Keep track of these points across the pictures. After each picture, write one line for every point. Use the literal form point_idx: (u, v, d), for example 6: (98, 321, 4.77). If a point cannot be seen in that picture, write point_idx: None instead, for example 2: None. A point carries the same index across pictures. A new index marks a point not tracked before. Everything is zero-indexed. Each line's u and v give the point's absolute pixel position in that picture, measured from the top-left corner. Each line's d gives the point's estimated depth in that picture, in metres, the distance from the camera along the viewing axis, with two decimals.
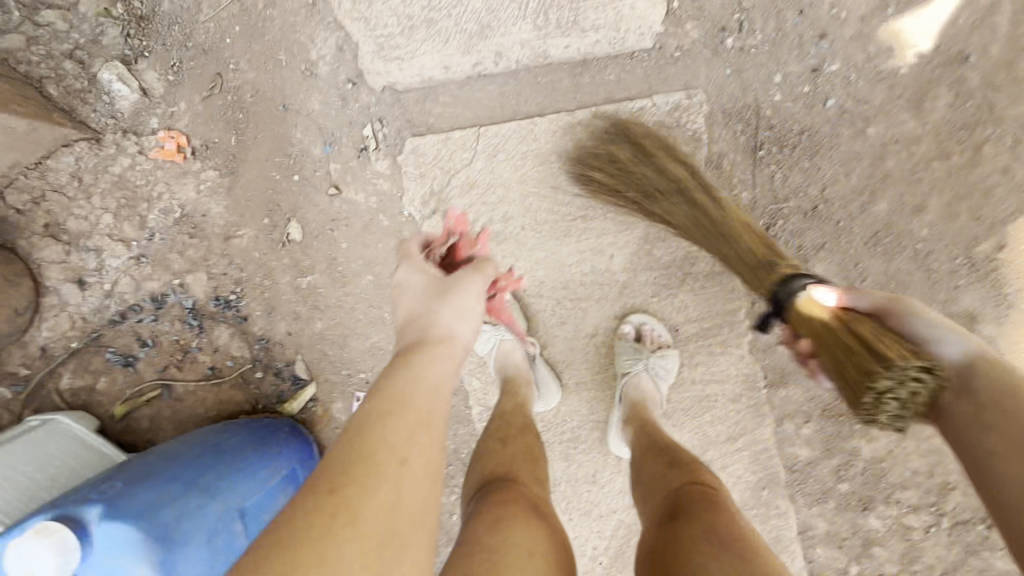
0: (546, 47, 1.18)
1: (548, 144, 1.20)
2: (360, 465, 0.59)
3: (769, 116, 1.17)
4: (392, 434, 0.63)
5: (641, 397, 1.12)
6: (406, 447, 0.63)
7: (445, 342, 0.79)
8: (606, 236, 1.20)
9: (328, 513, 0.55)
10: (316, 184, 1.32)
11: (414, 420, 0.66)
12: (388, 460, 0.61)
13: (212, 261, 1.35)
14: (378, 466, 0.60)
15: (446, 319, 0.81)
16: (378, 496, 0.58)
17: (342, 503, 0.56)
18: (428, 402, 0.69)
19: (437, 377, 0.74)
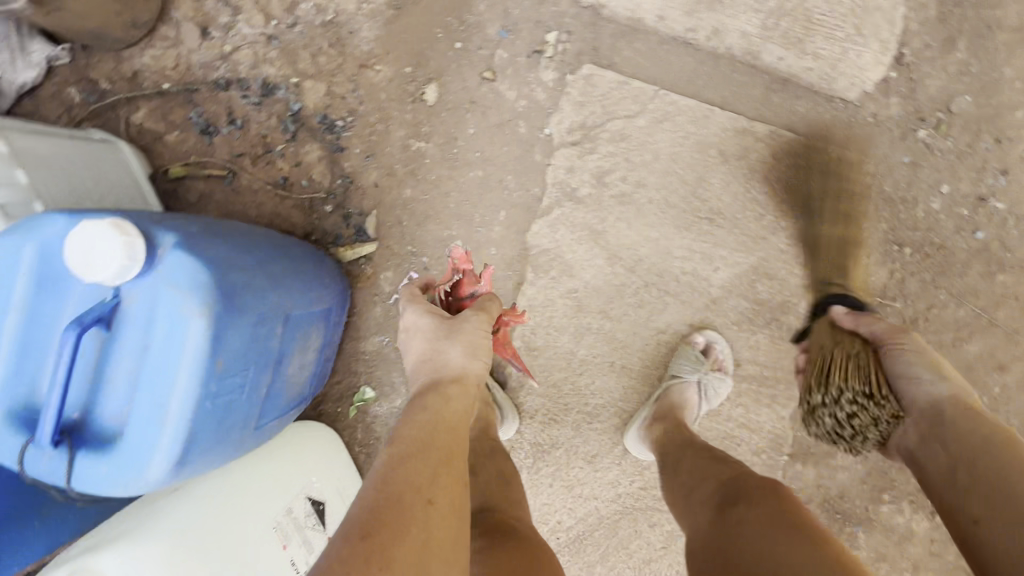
0: (761, 49, 1.16)
1: (716, 138, 1.18)
2: (391, 505, 0.65)
3: (919, 218, 1.18)
4: (410, 476, 0.69)
5: (682, 402, 1.13)
6: (429, 489, 0.69)
7: (460, 388, 0.84)
8: (721, 248, 1.19)
9: (367, 552, 0.59)
10: (475, 61, 1.27)
11: (435, 466, 0.72)
12: (415, 500, 0.67)
13: (337, 79, 1.28)
14: (405, 507, 0.65)
15: (458, 356, 0.86)
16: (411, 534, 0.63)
17: (377, 544, 0.60)
18: (441, 438, 0.76)
19: (456, 416, 0.81)
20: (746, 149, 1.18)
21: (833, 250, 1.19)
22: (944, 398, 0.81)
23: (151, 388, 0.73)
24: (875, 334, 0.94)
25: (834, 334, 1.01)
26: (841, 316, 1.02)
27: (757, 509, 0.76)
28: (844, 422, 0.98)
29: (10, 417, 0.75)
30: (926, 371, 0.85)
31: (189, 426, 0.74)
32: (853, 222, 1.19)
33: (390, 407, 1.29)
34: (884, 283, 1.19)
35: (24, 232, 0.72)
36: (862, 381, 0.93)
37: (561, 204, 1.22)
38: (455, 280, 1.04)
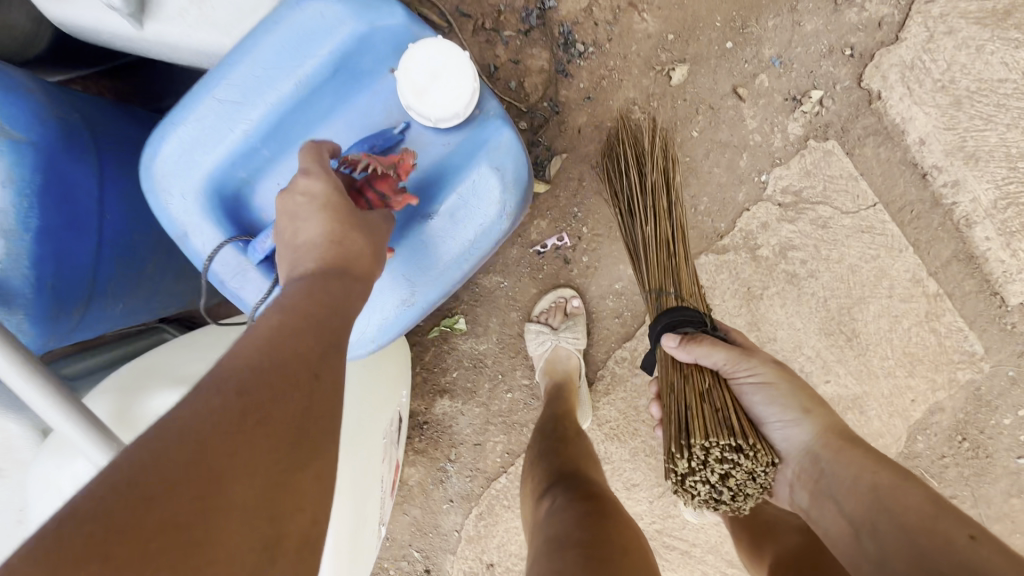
0: (978, 221, 1.20)
1: (892, 273, 1.21)
2: (271, 374, 0.48)
3: (991, 426, 1.29)
4: (293, 342, 0.51)
5: None
6: (320, 362, 0.52)
7: (371, 260, 0.63)
8: (839, 366, 1.24)
9: (230, 421, 0.43)
10: (737, 71, 1.18)
11: (329, 338, 0.54)
12: (302, 373, 0.49)
13: (601, 2, 1.14)
14: (287, 378, 0.48)
15: (366, 245, 0.63)
16: (293, 407, 0.47)
17: (248, 410, 0.44)
18: (330, 313, 0.55)
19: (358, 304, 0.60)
20: (911, 295, 1.22)
21: (916, 414, 1.29)
22: (810, 441, 0.81)
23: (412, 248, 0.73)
24: (714, 364, 0.85)
25: (679, 366, 0.89)
26: (674, 352, 0.87)
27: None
28: (719, 484, 0.80)
29: (212, 197, 0.69)
30: (783, 411, 0.83)
31: (412, 307, 0.74)
32: (943, 400, 1.28)
33: (473, 348, 1.21)
34: (933, 459, 1.31)
35: (357, 7, 0.64)
36: (717, 433, 0.80)
37: (737, 250, 1.20)
38: (383, 172, 0.67)
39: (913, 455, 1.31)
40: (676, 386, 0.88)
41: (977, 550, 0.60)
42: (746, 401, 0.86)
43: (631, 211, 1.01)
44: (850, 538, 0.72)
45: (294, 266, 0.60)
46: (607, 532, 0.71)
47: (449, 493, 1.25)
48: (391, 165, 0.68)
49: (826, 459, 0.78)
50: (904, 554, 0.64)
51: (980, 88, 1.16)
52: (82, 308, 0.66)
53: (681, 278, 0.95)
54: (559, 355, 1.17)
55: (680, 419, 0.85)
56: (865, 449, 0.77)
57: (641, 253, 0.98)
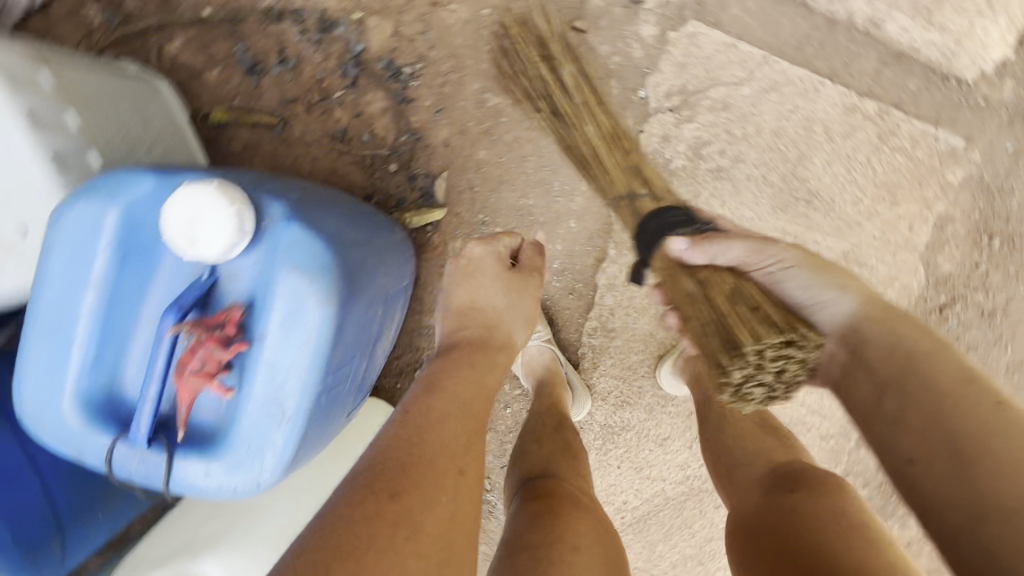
0: (886, 19, 1.08)
1: (822, 115, 1.11)
2: (424, 469, 0.69)
3: (1012, 210, 1.15)
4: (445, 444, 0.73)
5: None
6: (460, 459, 0.73)
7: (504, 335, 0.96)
8: (814, 232, 1.14)
9: (388, 519, 0.62)
10: (564, 7, 1.13)
11: (463, 438, 0.76)
12: (446, 470, 0.70)
13: (406, 18, 1.12)
14: (438, 477, 0.69)
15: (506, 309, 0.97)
16: (440, 505, 0.66)
17: (400, 512, 0.63)
18: (473, 418, 0.80)
19: (487, 385, 0.87)
20: (852, 127, 1.11)
21: (923, 239, 1.16)
22: (852, 314, 0.77)
23: (265, 380, 0.63)
24: (731, 258, 0.83)
25: (691, 273, 0.83)
26: (683, 254, 0.84)
27: (817, 503, 0.72)
28: (776, 381, 0.73)
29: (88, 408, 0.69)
30: (820, 289, 0.79)
31: (293, 429, 0.64)
32: (947, 210, 1.15)
33: None
34: (968, 273, 1.18)
35: (106, 194, 0.65)
36: (764, 325, 0.73)
37: (652, 175, 1.14)
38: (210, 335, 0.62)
39: (945, 280, 1.18)
40: (699, 296, 0.80)
41: (1008, 410, 0.62)
42: (775, 290, 0.83)
43: (557, 114, 1.08)
44: (870, 397, 0.72)
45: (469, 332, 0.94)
46: (558, 530, 0.71)
47: (501, 521, 1.28)
48: (221, 321, 0.63)
49: (865, 323, 0.76)
50: (926, 412, 0.66)
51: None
52: (57, 538, 0.82)
53: (647, 175, 0.98)
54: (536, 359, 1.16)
55: (707, 325, 0.77)
56: (907, 316, 0.76)
57: (595, 160, 1.03)
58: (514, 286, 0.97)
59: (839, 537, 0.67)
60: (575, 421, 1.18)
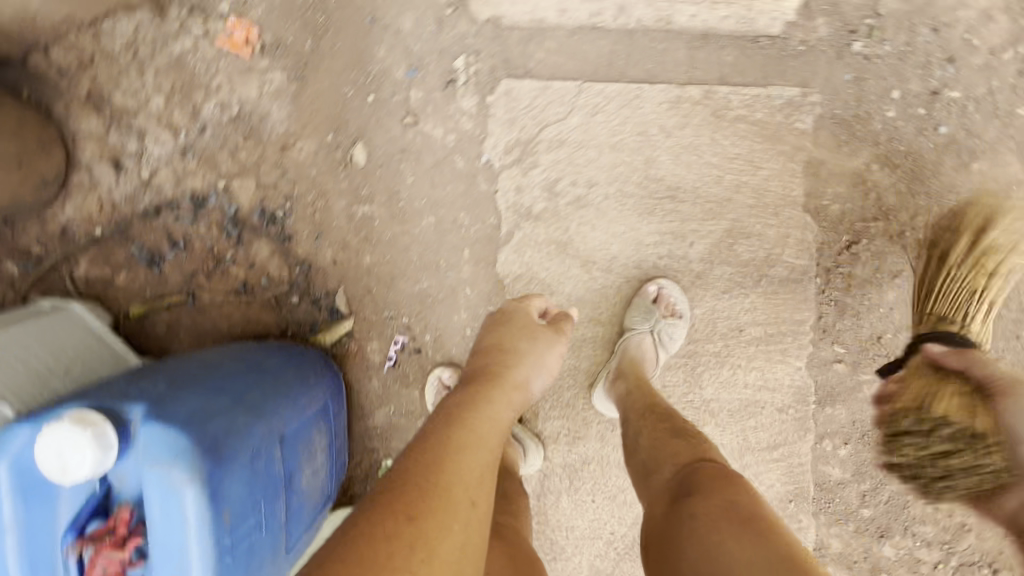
0: (672, 12, 1.11)
1: (653, 116, 1.14)
2: (447, 492, 0.68)
3: (878, 132, 1.14)
4: (465, 472, 0.72)
5: (640, 356, 1.12)
6: (476, 491, 0.71)
7: (523, 372, 0.98)
8: (691, 222, 1.16)
9: (405, 540, 0.61)
10: (392, 109, 1.23)
11: (483, 467, 0.75)
12: (463, 499, 0.69)
13: (264, 170, 1.24)
14: (456, 504, 0.67)
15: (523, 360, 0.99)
16: (455, 534, 0.64)
17: (416, 536, 0.62)
18: (491, 451, 0.79)
19: (502, 416, 0.88)
20: (686, 117, 1.13)
21: (802, 190, 1.15)
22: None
23: (164, 561, 0.72)
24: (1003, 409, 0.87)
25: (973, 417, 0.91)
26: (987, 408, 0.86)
27: (709, 501, 0.73)
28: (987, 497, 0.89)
29: None
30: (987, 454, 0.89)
31: None
32: (816, 156, 1.14)
33: None
34: (862, 205, 1.15)
35: None
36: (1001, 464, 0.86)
37: (521, 225, 1.20)
38: (100, 545, 0.72)
39: (844, 219, 1.16)
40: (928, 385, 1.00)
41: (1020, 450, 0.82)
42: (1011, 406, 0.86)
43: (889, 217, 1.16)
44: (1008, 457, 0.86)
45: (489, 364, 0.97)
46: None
47: None
48: (113, 526, 0.73)
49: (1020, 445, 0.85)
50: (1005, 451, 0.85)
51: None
52: None
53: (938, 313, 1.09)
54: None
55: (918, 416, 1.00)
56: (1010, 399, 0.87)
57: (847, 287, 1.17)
58: (535, 335, 1.04)
59: (738, 535, 0.67)
60: (532, 468, 1.20)
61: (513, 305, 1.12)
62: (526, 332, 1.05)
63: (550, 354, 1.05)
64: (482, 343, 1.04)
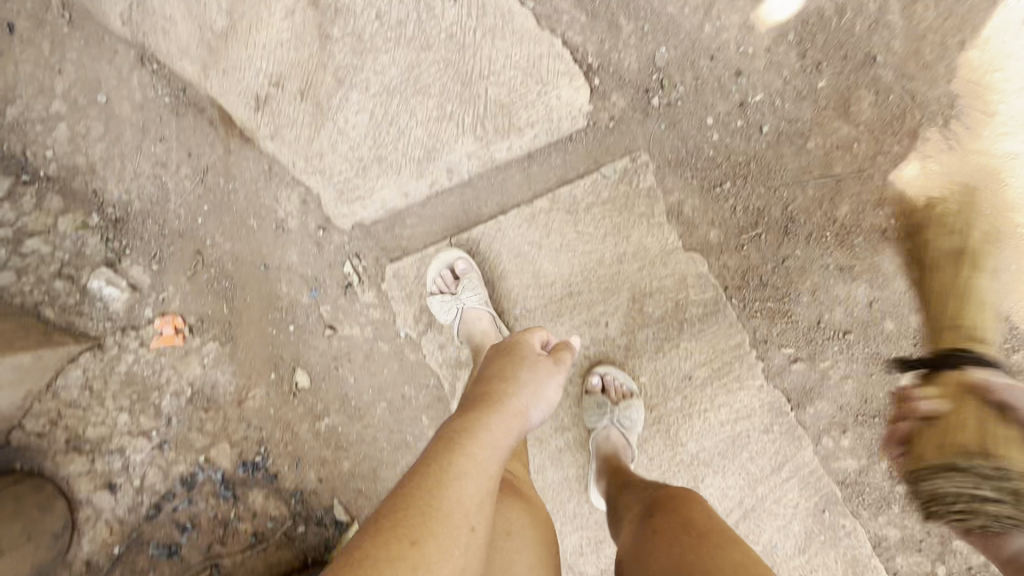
0: (491, 153, 1.24)
1: (520, 237, 1.25)
2: (448, 518, 0.69)
3: (715, 156, 1.22)
4: (464, 500, 0.72)
5: (611, 450, 1.15)
6: (474, 516, 0.72)
7: (526, 402, 0.91)
8: (597, 306, 1.23)
9: (407, 565, 0.63)
10: (312, 328, 1.37)
11: (480, 495, 0.74)
12: (461, 526, 0.70)
13: (232, 429, 1.37)
14: (455, 531, 0.69)
15: (529, 383, 0.94)
16: (452, 560, 0.66)
17: (418, 559, 0.64)
18: (493, 476, 0.79)
19: (503, 444, 0.84)
20: (547, 225, 1.24)
21: (676, 234, 1.22)
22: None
23: None
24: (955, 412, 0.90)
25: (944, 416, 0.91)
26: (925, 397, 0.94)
27: (668, 520, 0.77)
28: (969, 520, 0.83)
29: None
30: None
31: None
32: (672, 200, 1.22)
33: None
34: (736, 220, 1.22)
35: None
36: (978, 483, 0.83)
37: (459, 375, 1.29)
38: None
39: (726, 239, 1.22)
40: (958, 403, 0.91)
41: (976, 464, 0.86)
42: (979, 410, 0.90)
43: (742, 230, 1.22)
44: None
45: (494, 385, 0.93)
46: None
47: None
48: None
49: None
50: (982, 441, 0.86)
51: (374, 124, 1.25)
52: None
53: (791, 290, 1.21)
54: (464, 320, 1.23)
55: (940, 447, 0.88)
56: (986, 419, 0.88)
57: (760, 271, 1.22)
58: (532, 364, 0.99)
59: (695, 536, 0.73)
60: None
61: (513, 338, 1.08)
62: (525, 364, 1.00)
63: (549, 383, 0.98)
64: (484, 372, 0.99)
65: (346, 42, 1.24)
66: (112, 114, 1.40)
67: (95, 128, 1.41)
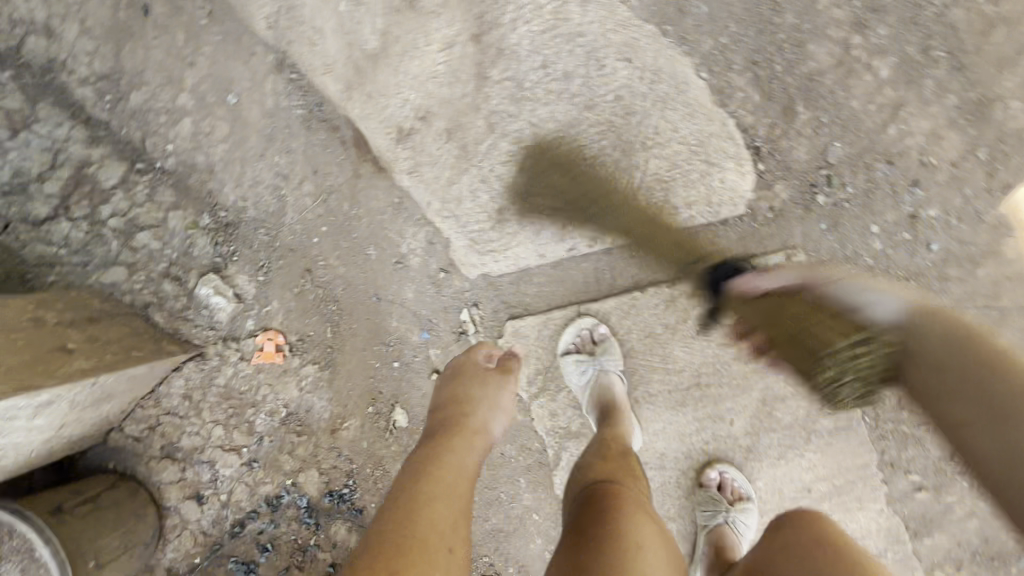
0: (641, 227, 1.19)
1: (653, 318, 1.20)
2: (426, 545, 0.71)
3: (874, 265, 1.16)
4: (438, 522, 0.75)
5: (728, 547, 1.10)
6: (450, 537, 0.74)
7: (480, 420, 0.97)
8: (724, 402, 1.19)
9: None
10: (417, 370, 1.33)
11: (455, 515, 0.78)
12: (437, 550, 0.72)
13: (322, 457, 1.35)
14: (434, 554, 0.70)
15: (483, 408, 0.98)
16: None
17: None
18: (464, 495, 0.82)
19: (468, 465, 0.88)
20: (685, 311, 1.19)
21: None
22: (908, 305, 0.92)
23: None
24: (792, 281, 1.04)
25: (765, 300, 1.09)
26: (757, 282, 1.08)
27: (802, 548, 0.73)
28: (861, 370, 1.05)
29: None
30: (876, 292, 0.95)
31: None
32: None
33: None
34: None
35: None
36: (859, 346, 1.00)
37: (566, 445, 1.25)
38: None
39: None
40: (801, 313, 1.06)
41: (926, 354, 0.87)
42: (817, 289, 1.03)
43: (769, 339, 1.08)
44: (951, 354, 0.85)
45: (445, 410, 0.98)
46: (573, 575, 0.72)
47: None
48: None
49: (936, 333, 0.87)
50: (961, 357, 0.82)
51: (521, 178, 1.20)
52: None
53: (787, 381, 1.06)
54: (597, 391, 1.16)
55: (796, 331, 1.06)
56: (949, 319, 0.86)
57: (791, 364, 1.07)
58: (482, 381, 1.03)
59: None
60: None
61: (460, 356, 1.12)
62: (477, 380, 1.04)
63: (503, 396, 1.03)
64: (436, 400, 1.02)
65: (504, 86, 1.17)
66: (239, 116, 1.34)
67: (219, 128, 1.35)
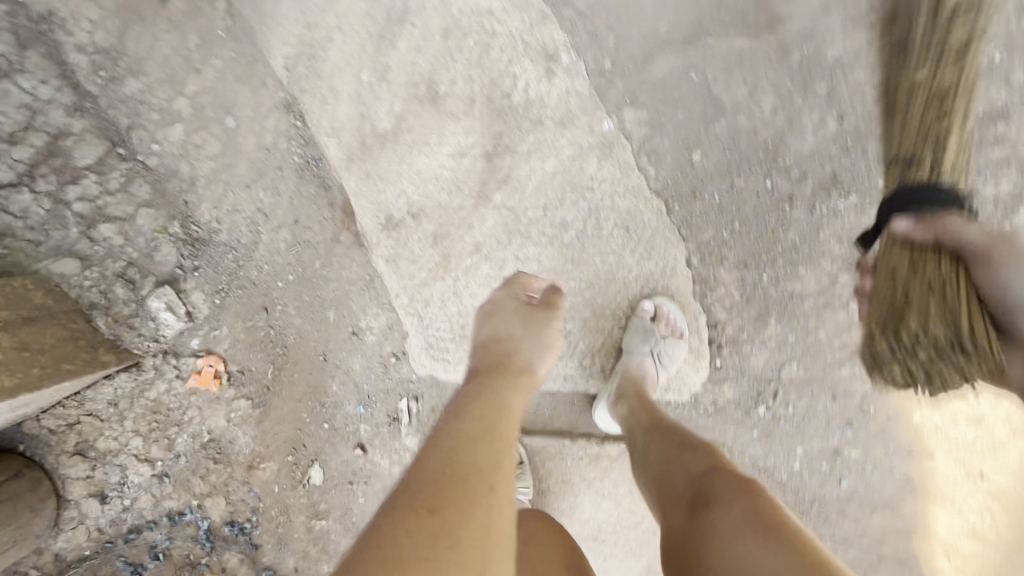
0: (587, 383, 1.22)
1: (575, 467, 1.26)
2: (465, 485, 0.64)
3: (786, 478, 1.24)
4: (483, 460, 0.68)
5: (640, 375, 1.11)
6: (494, 474, 0.67)
7: (528, 357, 0.91)
8: (613, 558, 1.28)
9: (428, 535, 0.58)
10: (344, 437, 1.36)
11: (499, 453, 0.71)
12: (481, 488, 0.65)
13: (233, 488, 1.39)
14: (476, 494, 0.63)
15: (528, 347, 0.92)
16: (479, 522, 0.61)
17: (440, 528, 0.59)
18: (507, 436, 0.75)
19: (518, 402, 0.82)
20: (604, 470, 1.24)
21: None
22: None
23: None
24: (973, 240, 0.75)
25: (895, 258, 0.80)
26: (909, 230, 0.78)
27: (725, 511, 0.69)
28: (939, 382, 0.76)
29: None
30: None
31: None
32: None
33: None
34: None
35: None
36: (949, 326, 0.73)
37: None
38: None
39: None
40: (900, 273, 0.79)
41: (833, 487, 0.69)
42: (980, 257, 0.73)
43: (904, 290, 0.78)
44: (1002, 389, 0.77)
45: (482, 349, 0.93)
46: None
47: None
48: None
49: None
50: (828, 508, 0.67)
51: None
52: None
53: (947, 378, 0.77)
54: None
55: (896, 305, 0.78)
56: None
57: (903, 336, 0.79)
58: (526, 317, 0.96)
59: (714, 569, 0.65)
60: None
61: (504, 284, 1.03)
62: (519, 313, 0.97)
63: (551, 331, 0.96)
64: (477, 337, 0.97)
65: (501, 213, 1.16)
66: (233, 140, 1.28)
67: (210, 145, 1.29)
